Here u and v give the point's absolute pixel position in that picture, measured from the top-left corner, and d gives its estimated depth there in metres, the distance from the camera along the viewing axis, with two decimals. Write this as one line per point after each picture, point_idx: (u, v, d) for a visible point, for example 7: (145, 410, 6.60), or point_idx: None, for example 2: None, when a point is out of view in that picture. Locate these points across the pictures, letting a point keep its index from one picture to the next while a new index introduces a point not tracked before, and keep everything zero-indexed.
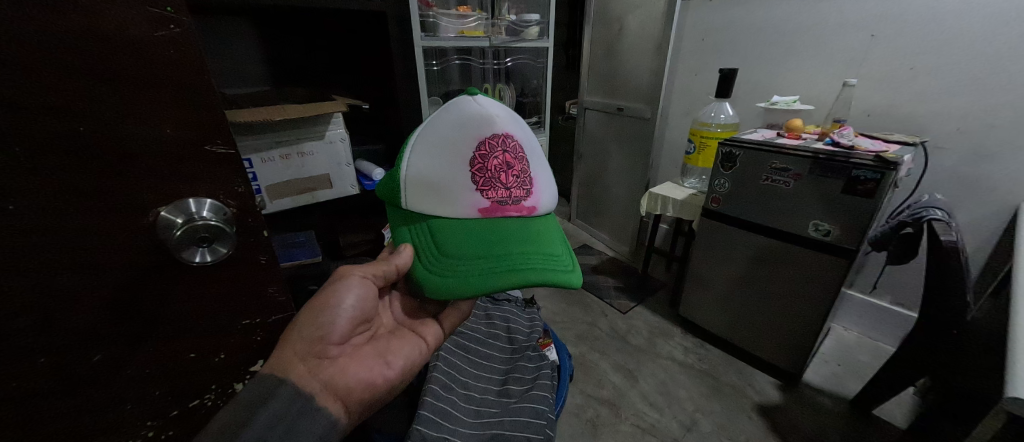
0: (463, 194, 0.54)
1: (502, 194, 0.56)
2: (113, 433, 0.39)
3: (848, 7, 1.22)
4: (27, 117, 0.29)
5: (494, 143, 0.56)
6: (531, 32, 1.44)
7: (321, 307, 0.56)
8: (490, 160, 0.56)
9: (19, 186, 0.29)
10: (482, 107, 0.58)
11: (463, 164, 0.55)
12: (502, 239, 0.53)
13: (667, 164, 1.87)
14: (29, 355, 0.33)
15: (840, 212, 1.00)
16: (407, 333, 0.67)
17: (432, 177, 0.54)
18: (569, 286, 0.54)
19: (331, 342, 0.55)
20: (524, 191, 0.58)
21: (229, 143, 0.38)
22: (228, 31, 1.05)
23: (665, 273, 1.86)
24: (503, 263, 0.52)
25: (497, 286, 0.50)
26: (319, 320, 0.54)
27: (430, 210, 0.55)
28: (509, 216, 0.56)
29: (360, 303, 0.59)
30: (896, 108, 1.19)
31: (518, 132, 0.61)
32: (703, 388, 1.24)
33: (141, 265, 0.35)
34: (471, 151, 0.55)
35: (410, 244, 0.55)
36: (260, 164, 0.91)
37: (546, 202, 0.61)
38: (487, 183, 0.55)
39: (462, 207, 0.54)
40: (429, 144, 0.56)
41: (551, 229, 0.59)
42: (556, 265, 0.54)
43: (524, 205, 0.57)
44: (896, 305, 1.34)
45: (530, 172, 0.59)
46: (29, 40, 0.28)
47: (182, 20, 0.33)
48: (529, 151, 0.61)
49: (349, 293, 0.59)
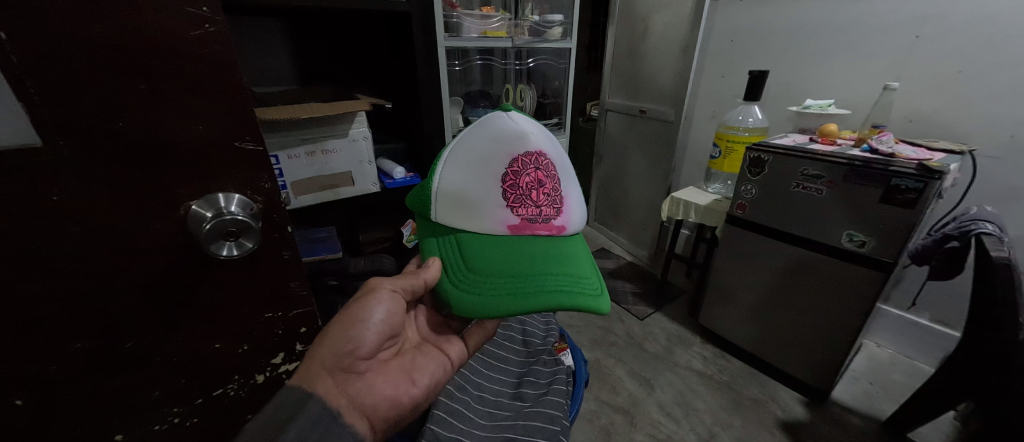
0: (493, 210, 0.54)
1: (532, 212, 0.55)
2: (142, 416, 0.42)
3: (889, 7, 1.15)
4: (72, 111, 0.31)
5: (527, 160, 0.56)
6: (553, 32, 1.43)
7: (350, 320, 0.53)
8: (523, 178, 0.55)
9: (64, 177, 0.32)
10: (517, 124, 0.58)
11: (495, 180, 0.54)
12: (532, 260, 0.53)
13: (691, 168, 1.83)
14: (70, 339, 0.36)
15: (878, 222, 0.95)
16: (433, 349, 0.65)
17: (463, 191, 0.54)
18: (598, 311, 0.53)
19: (359, 357, 0.53)
20: (554, 210, 0.57)
21: (258, 140, 0.40)
22: (258, 31, 1.09)
23: (685, 280, 1.82)
24: (532, 285, 0.51)
25: (525, 310, 0.50)
26: (347, 334, 0.52)
27: (459, 224, 0.54)
28: (538, 235, 0.55)
29: (389, 318, 0.56)
30: (941, 114, 1.12)
31: (552, 151, 0.61)
32: (723, 401, 1.20)
33: (172, 255, 0.38)
34: (504, 168, 0.55)
35: (438, 257, 0.54)
36: (286, 160, 0.95)
37: (575, 222, 0.60)
38: (518, 201, 0.55)
39: (492, 222, 0.54)
40: (462, 157, 0.56)
41: (579, 249, 0.58)
42: (585, 289, 0.53)
43: (553, 224, 0.57)
44: (935, 323, 1.26)
45: (561, 191, 0.59)
46: (77, 43, 0.30)
47: (216, 20, 0.35)
48: (560, 170, 0.61)
49: (379, 306, 0.55)
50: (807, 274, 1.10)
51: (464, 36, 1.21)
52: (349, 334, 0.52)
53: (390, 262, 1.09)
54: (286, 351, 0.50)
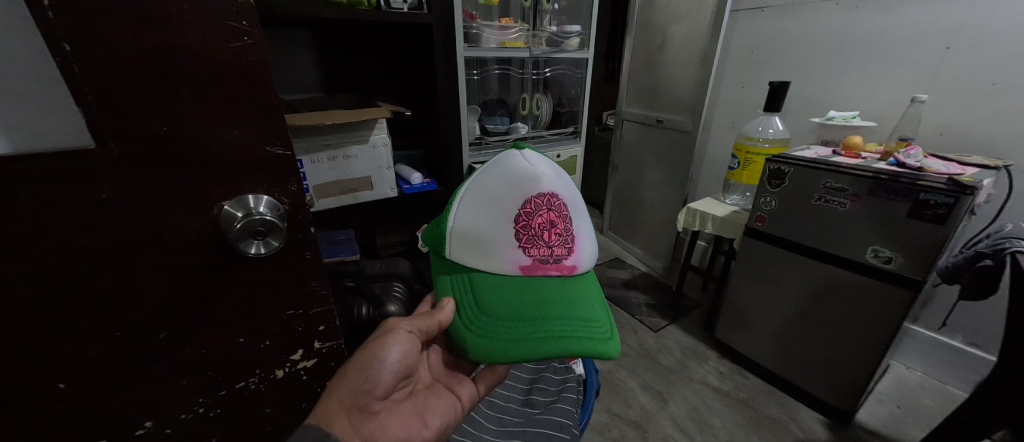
0: (506, 250, 0.55)
1: (544, 253, 0.56)
2: (169, 406, 0.44)
3: (915, 19, 1.14)
4: (121, 116, 0.34)
5: (539, 202, 0.58)
6: (571, 43, 1.45)
7: (368, 360, 0.54)
8: (535, 218, 0.57)
9: (111, 176, 0.35)
10: (530, 165, 0.60)
11: (508, 221, 0.56)
12: (542, 304, 0.53)
13: (708, 179, 1.81)
14: (108, 329, 0.39)
15: (906, 237, 0.92)
16: (444, 390, 0.65)
17: (477, 231, 0.55)
18: (607, 356, 0.53)
19: (375, 397, 0.54)
20: (565, 249, 0.58)
21: (286, 145, 0.42)
22: (286, 41, 1.14)
23: (701, 293, 1.79)
24: (541, 331, 0.51)
25: (535, 356, 0.50)
26: (365, 373, 0.53)
27: (472, 263, 0.56)
28: (550, 275, 0.56)
29: (405, 358, 0.56)
30: (974, 128, 1.09)
31: (563, 190, 0.62)
32: (740, 419, 1.17)
33: (204, 251, 0.40)
34: (516, 209, 0.56)
35: (452, 297, 0.56)
36: (310, 165, 0.98)
37: (586, 260, 0.60)
38: (530, 241, 0.56)
39: (505, 263, 0.55)
40: (476, 197, 0.58)
41: (589, 290, 0.58)
42: (594, 333, 0.53)
43: (564, 264, 0.57)
44: (969, 346, 1.21)
45: (572, 230, 0.60)
46: (126, 52, 0.33)
47: (254, 33, 0.38)
48: (572, 209, 0.62)
49: (396, 347, 0.56)
50: (829, 289, 1.08)
51: (483, 47, 1.24)
52: (367, 373, 0.53)
53: (404, 266, 1.14)
54: (305, 347, 0.52)
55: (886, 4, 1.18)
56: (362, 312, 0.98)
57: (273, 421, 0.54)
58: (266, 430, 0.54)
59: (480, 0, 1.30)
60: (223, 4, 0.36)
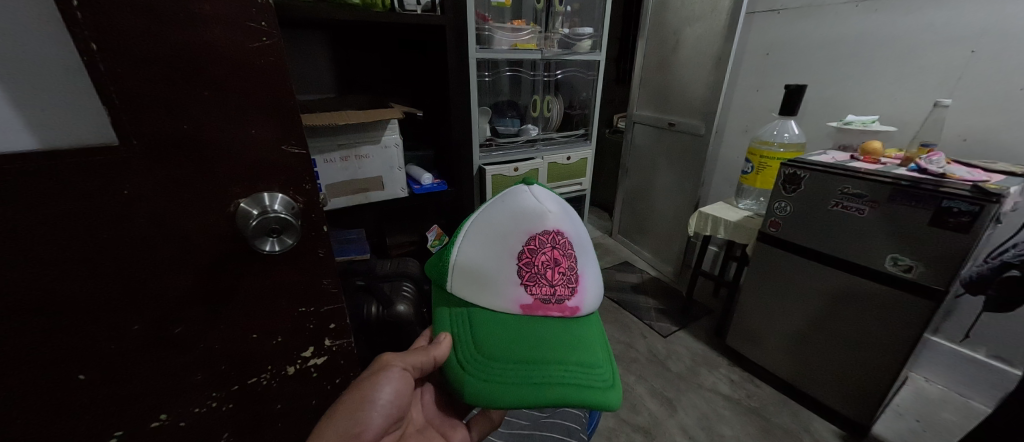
0: (508, 287, 0.55)
1: (545, 291, 0.56)
2: (183, 400, 0.45)
3: (939, 23, 1.11)
4: (141, 116, 0.35)
5: (544, 239, 0.57)
6: (583, 45, 1.44)
7: (358, 401, 0.54)
8: (538, 256, 0.56)
9: (134, 174, 0.36)
10: (537, 201, 0.60)
11: (511, 258, 0.56)
12: (540, 345, 0.52)
13: (720, 182, 1.78)
14: (126, 323, 0.39)
15: (926, 246, 0.90)
16: (436, 435, 0.64)
17: (480, 267, 0.56)
18: (606, 406, 0.50)
19: (365, 440, 0.53)
20: (568, 289, 0.57)
21: (302, 144, 0.43)
22: (302, 43, 1.16)
23: (712, 299, 1.77)
24: (538, 375, 0.50)
25: (532, 403, 0.48)
26: (355, 414, 0.53)
27: (473, 297, 0.56)
28: (551, 316, 0.55)
29: (396, 398, 0.56)
30: (1000, 134, 1.05)
31: (570, 228, 0.62)
32: (752, 428, 1.15)
33: (221, 248, 0.41)
34: (520, 245, 0.56)
35: (450, 333, 0.55)
36: (323, 164, 1.00)
37: (589, 302, 0.59)
38: (533, 279, 0.56)
39: (506, 300, 0.55)
40: (482, 231, 0.58)
41: (591, 333, 0.57)
42: (593, 381, 0.52)
43: (567, 305, 0.56)
44: (992, 358, 1.17)
45: (576, 269, 0.59)
46: (144, 51, 0.34)
47: (273, 34, 0.38)
48: (578, 248, 0.61)
49: (387, 386, 0.56)
50: (844, 297, 1.06)
51: (495, 49, 1.25)
52: (358, 413, 0.53)
53: (413, 266, 1.15)
54: (315, 345, 0.53)
55: (907, 6, 1.15)
56: (371, 311, 0.99)
57: (284, 418, 0.54)
58: (278, 427, 0.54)
59: (493, 2, 1.31)
60: (244, 4, 0.36)
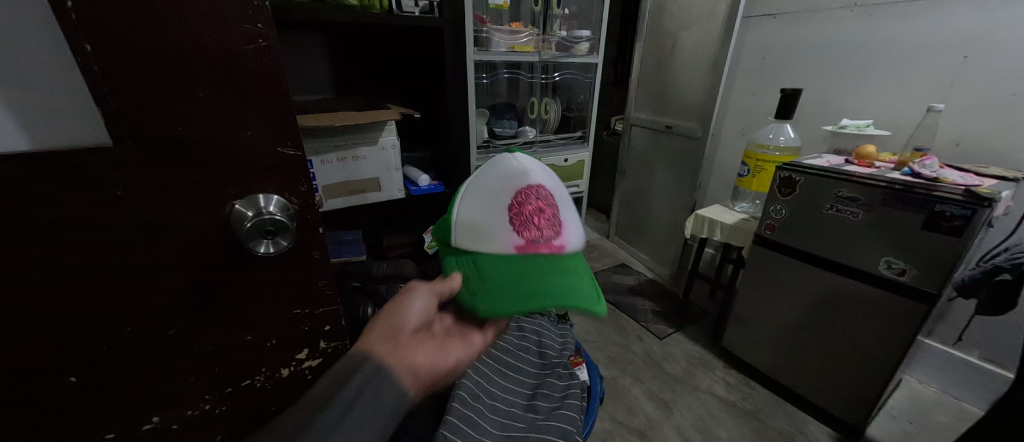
0: (501, 233, 0.54)
1: (537, 234, 0.54)
2: (174, 402, 0.45)
3: (931, 29, 1.12)
4: (136, 117, 0.35)
5: (529, 191, 0.57)
6: (580, 48, 1.45)
7: (391, 311, 0.49)
8: (527, 206, 0.56)
9: (128, 176, 0.36)
10: (519, 163, 0.61)
11: (501, 208, 0.55)
12: (536, 269, 0.52)
13: (717, 185, 1.79)
14: (118, 325, 0.39)
15: (918, 250, 0.91)
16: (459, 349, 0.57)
17: (471, 221, 0.55)
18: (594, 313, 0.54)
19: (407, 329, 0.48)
20: (557, 232, 0.57)
21: (298, 146, 0.43)
22: (300, 44, 1.16)
23: (709, 301, 1.78)
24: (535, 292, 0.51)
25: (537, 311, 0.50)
26: (390, 319, 0.48)
27: (469, 246, 0.55)
28: (542, 252, 0.54)
29: (428, 307, 0.52)
30: (993, 139, 1.07)
31: (551, 184, 0.63)
32: (747, 430, 1.16)
33: (215, 250, 0.41)
34: (508, 197, 0.56)
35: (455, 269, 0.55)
36: (320, 165, 1.00)
37: (575, 241, 0.60)
38: (523, 225, 0.54)
39: (499, 245, 0.53)
40: (472, 191, 0.58)
41: (580, 265, 0.58)
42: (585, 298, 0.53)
43: (556, 243, 0.56)
44: (986, 361, 1.18)
45: (562, 217, 0.59)
46: (138, 52, 0.34)
47: (270, 36, 0.39)
48: (560, 200, 0.62)
49: (419, 297, 0.51)
50: (838, 299, 1.07)
51: (493, 51, 1.25)
52: (392, 318, 0.49)
53: (410, 268, 1.16)
54: (310, 347, 0.53)
55: (900, 12, 1.17)
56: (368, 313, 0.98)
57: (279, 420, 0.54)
58: None
59: (491, 4, 1.31)
60: (240, 7, 0.36)
